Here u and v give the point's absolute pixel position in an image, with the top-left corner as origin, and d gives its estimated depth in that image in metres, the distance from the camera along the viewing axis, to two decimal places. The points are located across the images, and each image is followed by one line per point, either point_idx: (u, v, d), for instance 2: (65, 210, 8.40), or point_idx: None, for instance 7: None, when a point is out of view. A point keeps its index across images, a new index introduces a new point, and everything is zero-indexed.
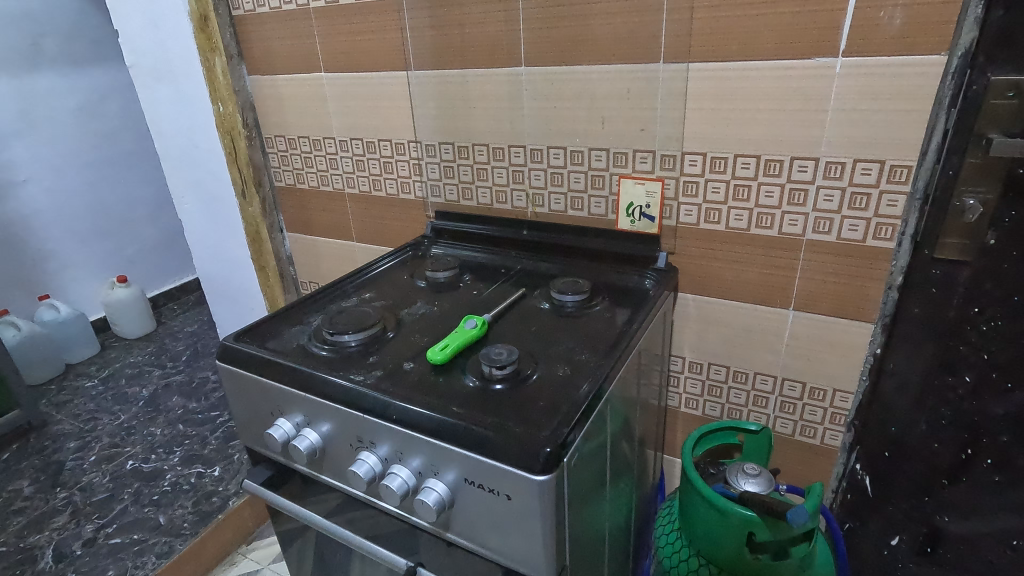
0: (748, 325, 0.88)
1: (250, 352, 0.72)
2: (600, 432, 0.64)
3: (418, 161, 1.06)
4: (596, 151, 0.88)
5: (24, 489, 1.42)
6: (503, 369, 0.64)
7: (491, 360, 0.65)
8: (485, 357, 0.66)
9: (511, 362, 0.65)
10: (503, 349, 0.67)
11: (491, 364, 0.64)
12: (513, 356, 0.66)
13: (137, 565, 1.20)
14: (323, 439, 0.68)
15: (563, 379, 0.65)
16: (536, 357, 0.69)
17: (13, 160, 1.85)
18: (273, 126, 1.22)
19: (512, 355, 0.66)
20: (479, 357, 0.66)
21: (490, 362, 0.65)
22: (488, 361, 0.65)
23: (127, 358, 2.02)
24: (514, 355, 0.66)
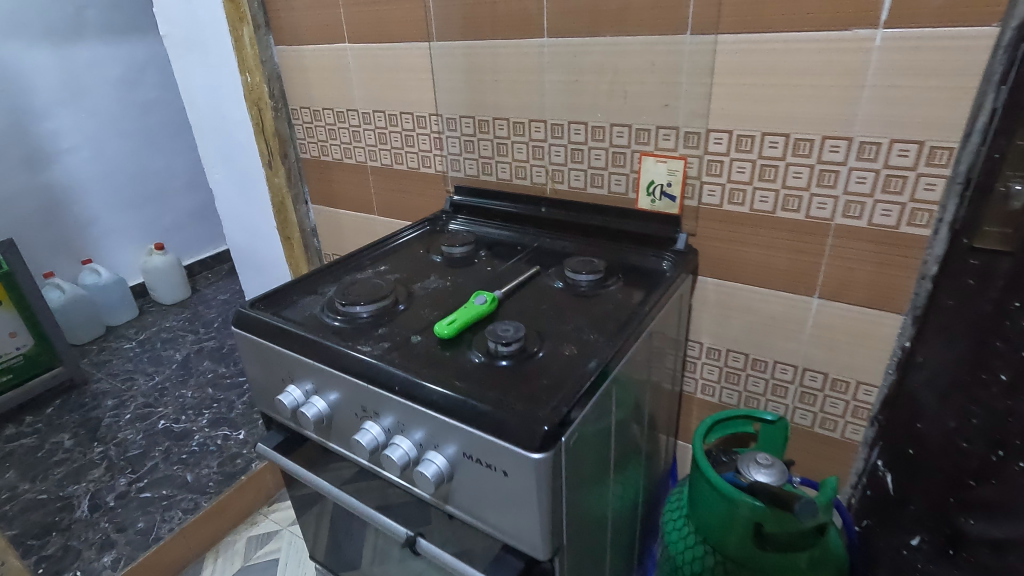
0: (770, 311, 0.85)
1: (264, 319, 0.74)
2: (605, 413, 0.63)
3: (439, 135, 1.05)
4: (618, 128, 0.86)
5: (65, 441, 1.50)
6: (508, 345, 0.64)
7: (496, 336, 0.65)
8: (492, 333, 0.66)
9: (516, 340, 0.64)
10: (511, 325, 0.67)
11: (497, 341, 0.64)
12: (520, 333, 0.65)
13: (164, 518, 1.25)
14: (331, 407, 0.69)
15: (570, 359, 0.64)
16: (545, 335, 0.68)
17: (58, 129, 1.92)
18: (298, 97, 1.22)
19: (519, 332, 0.65)
20: (486, 334, 0.66)
21: (496, 338, 0.64)
22: (493, 337, 0.64)
23: (162, 323, 2.10)
24: (521, 332, 0.66)
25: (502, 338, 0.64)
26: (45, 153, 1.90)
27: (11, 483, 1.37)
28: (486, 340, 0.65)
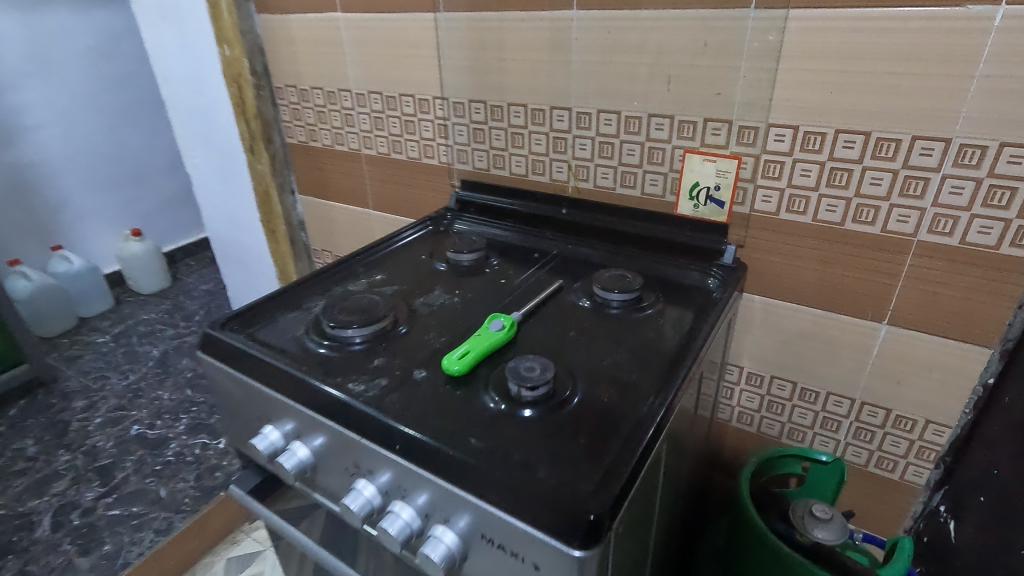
0: (826, 336, 0.73)
1: (236, 344, 0.61)
2: (652, 476, 0.51)
3: (444, 122, 0.92)
4: (657, 119, 0.73)
5: (29, 448, 1.38)
6: (534, 390, 0.52)
7: (521, 376, 0.53)
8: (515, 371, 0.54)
9: (546, 385, 0.52)
10: (539, 362, 0.55)
11: (522, 383, 0.52)
12: (548, 373, 0.53)
13: (134, 540, 1.14)
14: (315, 455, 0.57)
15: (607, 407, 0.52)
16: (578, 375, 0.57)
17: (26, 103, 1.76)
18: (283, 73, 1.08)
19: (550, 372, 0.53)
20: (506, 371, 0.54)
21: (521, 378, 0.52)
22: (517, 377, 0.53)
23: (140, 315, 1.97)
24: (549, 371, 0.54)
25: (528, 380, 0.52)
26: (9, 130, 1.74)
27: None
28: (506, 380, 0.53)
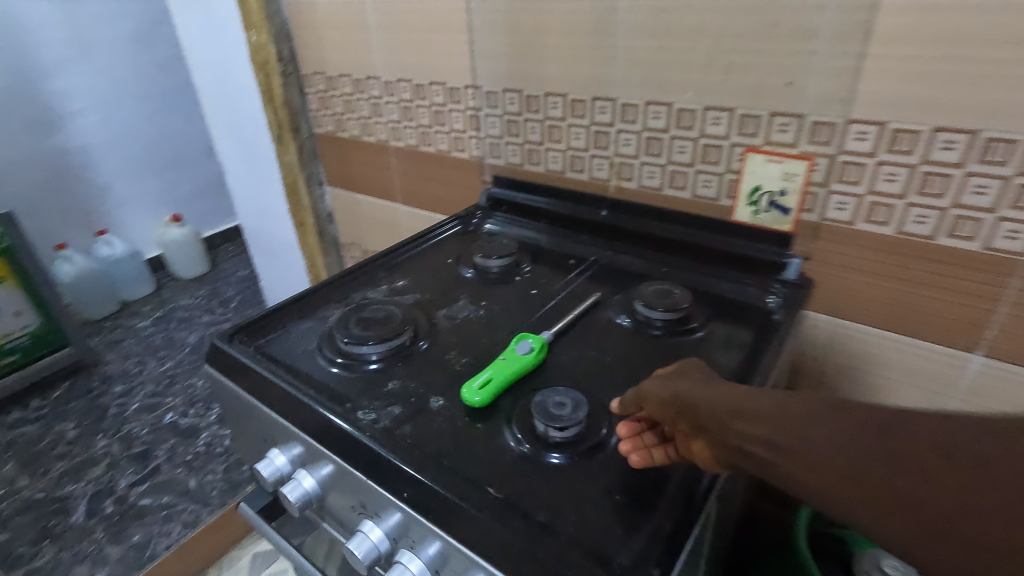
0: (904, 365, 0.63)
1: (243, 359, 0.57)
2: (700, 544, 0.43)
3: (476, 113, 0.85)
4: (715, 112, 0.64)
5: (69, 432, 1.42)
6: (564, 431, 0.46)
7: (549, 414, 0.46)
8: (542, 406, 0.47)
9: (578, 425, 0.46)
10: (569, 394, 0.48)
11: (550, 422, 0.46)
12: (581, 412, 0.46)
13: (162, 532, 1.15)
14: (321, 486, 0.52)
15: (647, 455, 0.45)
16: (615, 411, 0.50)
17: (68, 89, 1.78)
18: (310, 60, 1.03)
19: (581, 408, 0.47)
20: (531, 406, 0.47)
21: (548, 417, 0.46)
22: (544, 415, 0.46)
23: (179, 300, 2.00)
24: (582, 409, 0.47)
25: (557, 418, 0.46)
26: (53, 116, 1.77)
27: (9, 477, 1.29)
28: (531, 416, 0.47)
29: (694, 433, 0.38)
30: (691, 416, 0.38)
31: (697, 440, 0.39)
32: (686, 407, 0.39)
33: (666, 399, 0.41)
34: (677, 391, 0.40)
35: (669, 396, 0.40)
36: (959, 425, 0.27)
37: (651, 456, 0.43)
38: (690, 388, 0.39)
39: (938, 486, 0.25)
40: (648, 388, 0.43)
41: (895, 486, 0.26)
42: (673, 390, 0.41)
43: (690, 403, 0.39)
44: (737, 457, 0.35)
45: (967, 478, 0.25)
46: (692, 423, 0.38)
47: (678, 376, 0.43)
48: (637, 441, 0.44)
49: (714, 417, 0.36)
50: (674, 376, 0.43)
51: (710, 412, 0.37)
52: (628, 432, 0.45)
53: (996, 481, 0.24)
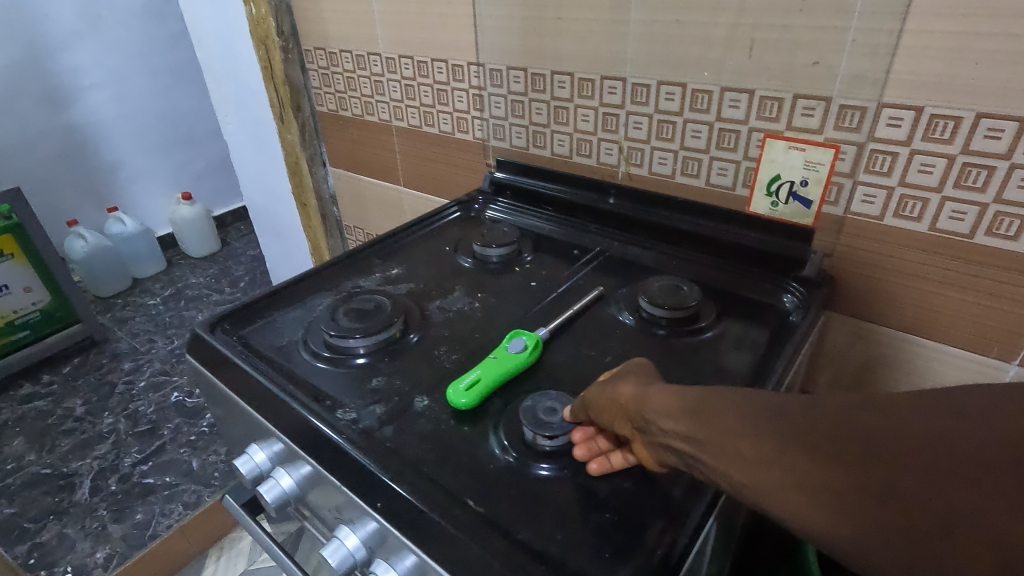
0: (932, 372, 0.58)
1: (223, 350, 0.55)
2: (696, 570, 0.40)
3: (479, 92, 0.81)
4: (733, 94, 0.59)
5: (77, 408, 1.43)
6: (554, 439, 0.43)
7: (538, 420, 0.44)
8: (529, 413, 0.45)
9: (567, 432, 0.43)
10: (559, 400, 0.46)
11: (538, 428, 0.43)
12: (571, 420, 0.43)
13: (164, 512, 1.15)
14: (299, 487, 0.50)
15: (640, 471, 0.42)
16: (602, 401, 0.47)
17: (79, 64, 1.77)
18: (312, 34, 0.99)
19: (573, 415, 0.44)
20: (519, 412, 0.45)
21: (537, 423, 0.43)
22: (532, 422, 0.44)
23: (189, 279, 2.00)
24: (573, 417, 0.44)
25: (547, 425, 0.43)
26: (64, 91, 1.76)
27: (18, 451, 1.31)
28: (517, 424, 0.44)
29: (631, 436, 0.37)
30: (623, 418, 0.38)
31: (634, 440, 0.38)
32: (622, 408, 0.38)
33: (603, 402, 0.39)
34: (612, 392, 0.39)
35: (602, 395, 0.39)
36: (880, 410, 0.26)
37: (610, 465, 0.41)
38: (623, 387, 0.38)
39: (867, 482, 0.25)
40: (588, 392, 0.41)
41: (832, 484, 0.26)
42: (609, 396, 0.39)
43: (626, 405, 0.37)
44: (673, 456, 0.34)
45: (894, 467, 0.24)
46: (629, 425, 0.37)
47: (616, 374, 0.41)
48: (593, 451, 0.42)
49: (647, 420, 0.35)
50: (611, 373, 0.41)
51: (642, 414, 0.36)
52: (584, 440, 0.42)
53: (902, 466, 0.24)
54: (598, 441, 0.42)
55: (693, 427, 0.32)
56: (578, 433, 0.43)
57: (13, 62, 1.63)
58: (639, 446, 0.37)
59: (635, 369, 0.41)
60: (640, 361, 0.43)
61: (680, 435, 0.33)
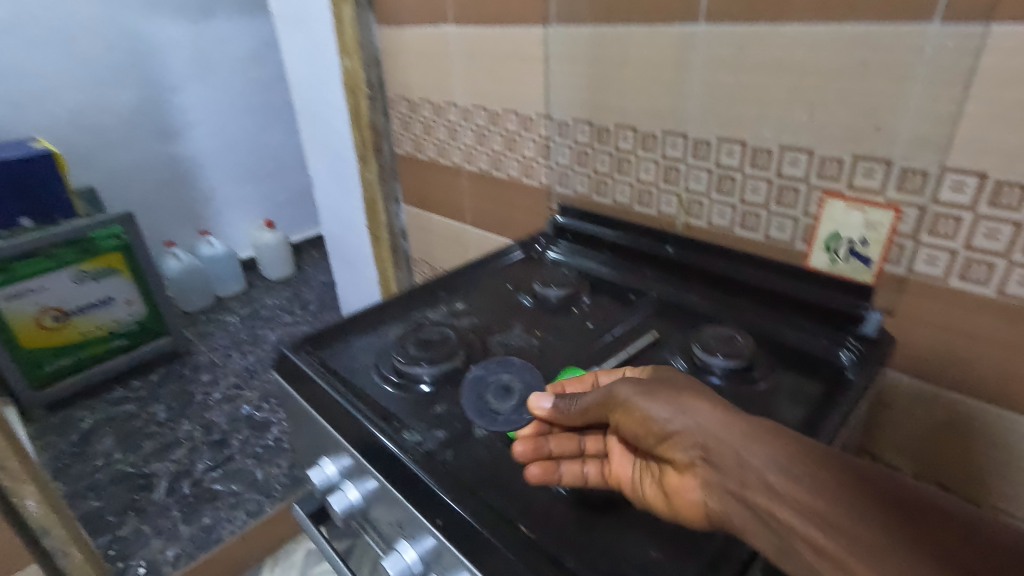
0: (1007, 445, 0.55)
1: (306, 370, 0.61)
2: None
3: (547, 141, 0.86)
4: (792, 153, 0.61)
5: (160, 414, 1.56)
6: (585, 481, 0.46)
7: (486, 406, 0.54)
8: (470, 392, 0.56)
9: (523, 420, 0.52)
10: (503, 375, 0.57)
11: (490, 419, 0.53)
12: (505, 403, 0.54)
13: (228, 518, 1.23)
14: (365, 500, 0.55)
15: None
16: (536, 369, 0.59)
17: (189, 104, 1.99)
18: (396, 85, 1.08)
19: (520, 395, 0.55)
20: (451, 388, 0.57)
21: (487, 410, 0.54)
22: (478, 406, 0.54)
23: (266, 300, 2.15)
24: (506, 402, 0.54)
25: (496, 412, 0.53)
26: (174, 127, 1.98)
27: (108, 450, 1.45)
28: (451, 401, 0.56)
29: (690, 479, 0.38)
30: (691, 443, 0.38)
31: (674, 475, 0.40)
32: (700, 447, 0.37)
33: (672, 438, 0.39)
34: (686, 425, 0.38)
35: (674, 426, 0.39)
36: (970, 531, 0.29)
37: (566, 477, 0.45)
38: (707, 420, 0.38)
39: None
40: (630, 403, 0.42)
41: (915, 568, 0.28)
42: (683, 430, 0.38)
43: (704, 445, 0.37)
44: (746, 512, 0.35)
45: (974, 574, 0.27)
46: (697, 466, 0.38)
47: (666, 390, 0.41)
48: (540, 456, 0.47)
49: (732, 472, 0.36)
50: (659, 389, 0.41)
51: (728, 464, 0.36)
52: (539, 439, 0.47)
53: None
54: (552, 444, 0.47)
55: (797, 488, 0.33)
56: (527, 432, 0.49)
57: (135, 103, 1.87)
58: (691, 485, 0.38)
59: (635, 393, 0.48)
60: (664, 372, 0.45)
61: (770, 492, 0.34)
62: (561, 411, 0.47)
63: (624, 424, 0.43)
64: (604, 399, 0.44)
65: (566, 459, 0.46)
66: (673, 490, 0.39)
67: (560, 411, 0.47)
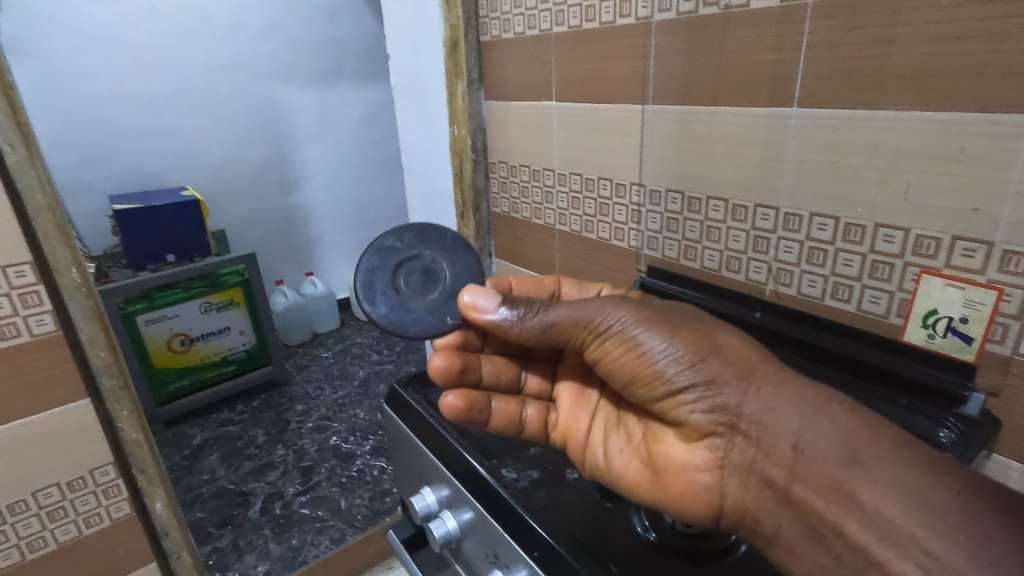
0: None
1: (416, 406, 0.69)
2: None
3: (638, 208, 0.91)
4: (887, 230, 0.63)
5: (258, 437, 1.70)
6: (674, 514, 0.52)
7: (396, 299, 0.57)
8: (371, 281, 0.57)
9: (438, 323, 0.57)
10: (422, 262, 0.59)
11: (400, 321, 0.56)
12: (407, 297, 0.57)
13: (314, 542, 1.30)
14: (460, 529, 0.61)
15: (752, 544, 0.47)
16: (462, 261, 0.61)
17: (308, 159, 2.24)
18: (498, 151, 1.19)
19: (437, 292, 0.59)
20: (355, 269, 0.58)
21: (399, 309, 0.56)
22: (388, 302, 0.56)
23: (356, 338, 2.30)
24: (407, 296, 0.57)
25: (408, 311, 0.56)
26: (293, 179, 2.23)
27: (213, 466, 1.59)
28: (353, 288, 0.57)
29: (715, 468, 0.48)
30: None
31: (675, 447, 0.51)
32: (746, 427, 0.46)
33: (709, 417, 0.47)
34: (736, 408, 0.46)
35: (680, 385, 0.47)
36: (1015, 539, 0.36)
37: (497, 413, 0.59)
38: (765, 400, 0.45)
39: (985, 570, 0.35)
40: (637, 343, 0.48)
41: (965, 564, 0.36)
42: (724, 403, 0.46)
43: (749, 423, 0.46)
44: (794, 515, 0.43)
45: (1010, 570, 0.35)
46: (720, 443, 0.48)
47: (699, 350, 0.47)
48: (468, 378, 0.60)
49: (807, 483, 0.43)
50: (688, 344, 0.47)
51: (789, 460, 0.44)
52: (471, 359, 0.60)
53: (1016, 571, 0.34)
54: (486, 372, 0.61)
55: (867, 500, 0.40)
56: (446, 342, 0.59)
57: (264, 158, 2.13)
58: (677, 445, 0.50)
59: (570, 361, 0.64)
60: (668, 305, 0.52)
61: (828, 495, 0.42)
62: (505, 322, 0.50)
63: (641, 379, 0.50)
64: (612, 338, 0.49)
65: (497, 395, 0.61)
66: (667, 459, 0.50)
67: (507, 324, 0.50)
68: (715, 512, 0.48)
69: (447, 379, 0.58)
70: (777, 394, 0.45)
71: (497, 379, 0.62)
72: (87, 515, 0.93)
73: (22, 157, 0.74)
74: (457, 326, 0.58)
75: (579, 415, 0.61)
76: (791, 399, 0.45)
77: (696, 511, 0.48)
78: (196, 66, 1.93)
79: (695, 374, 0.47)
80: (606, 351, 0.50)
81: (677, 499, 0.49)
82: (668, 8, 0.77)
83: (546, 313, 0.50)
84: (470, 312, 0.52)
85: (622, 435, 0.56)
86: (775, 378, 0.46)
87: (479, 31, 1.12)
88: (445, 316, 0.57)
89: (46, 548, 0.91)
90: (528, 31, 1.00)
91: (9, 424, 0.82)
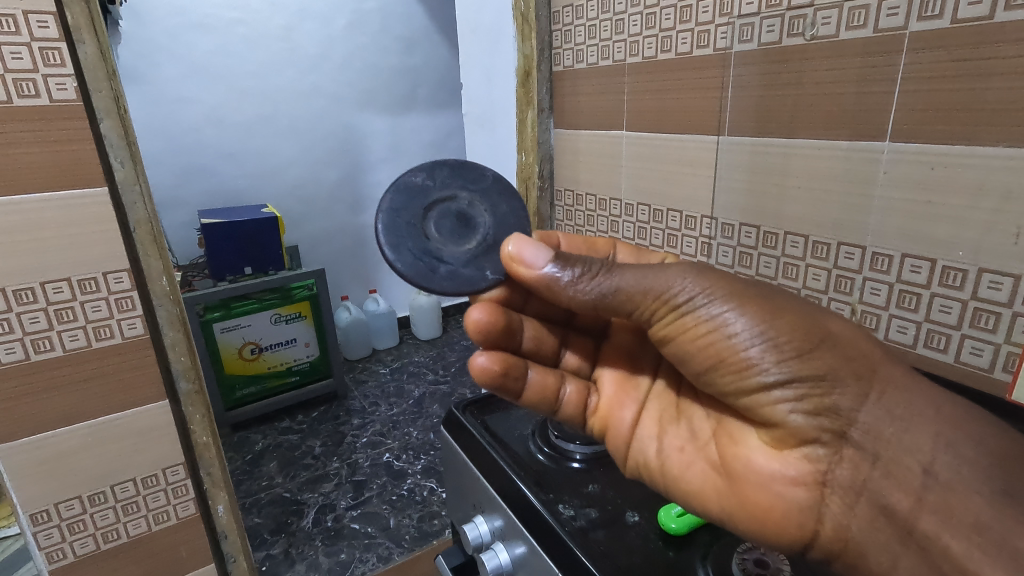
0: None
1: (472, 431, 0.69)
2: None
3: (708, 241, 0.88)
4: (993, 276, 0.58)
5: (315, 448, 1.75)
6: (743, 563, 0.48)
7: (426, 245, 0.55)
8: (398, 223, 0.55)
9: (476, 276, 0.55)
10: (457, 205, 0.57)
11: (430, 271, 0.53)
12: (437, 242, 0.55)
13: (362, 558, 1.31)
14: (514, 563, 0.59)
15: None
16: (501, 205, 0.59)
17: (379, 181, 2.34)
18: (565, 179, 1.19)
19: (473, 240, 0.57)
20: (380, 208, 0.55)
21: (430, 258, 0.54)
22: (416, 249, 0.54)
23: (413, 357, 2.33)
24: (436, 242, 0.55)
25: (439, 261, 0.54)
26: (364, 200, 2.32)
27: (272, 473, 1.64)
28: (377, 231, 0.54)
29: (815, 484, 0.45)
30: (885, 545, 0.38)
31: (760, 452, 0.48)
32: (860, 438, 0.43)
33: (813, 422, 0.44)
34: (850, 413, 0.43)
35: (772, 379, 0.44)
36: None
37: (533, 385, 0.59)
38: (889, 406, 0.42)
39: None
40: (725, 323, 0.46)
41: None
42: (833, 405, 0.43)
43: (862, 431, 0.43)
44: (916, 553, 0.41)
45: None
46: (824, 454, 0.45)
47: (809, 338, 0.44)
48: (510, 341, 0.60)
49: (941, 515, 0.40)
50: (789, 334, 0.44)
51: (918, 486, 0.41)
52: (514, 317, 0.60)
53: None
54: (526, 337, 0.62)
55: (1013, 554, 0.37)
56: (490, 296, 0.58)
57: (338, 179, 2.24)
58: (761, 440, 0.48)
59: (613, 345, 0.65)
60: (761, 282, 0.49)
61: (969, 537, 0.39)
62: (554, 279, 0.49)
63: (727, 365, 0.47)
64: (695, 315, 0.47)
65: (535, 365, 0.60)
66: (750, 465, 0.47)
67: (557, 283, 0.49)
68: (809, 536, 0.46)
69: (486, 336, 0.58)
70: (906, 401, 0.42)
71: (538, 346, 0.63)
72: (157, 512, 0.97)
73: (129, 173, 0.81)
74: (496, 282, 0.56)
75: (622, 401, 0.60)
76: (923, 411, 0.42)
77: (786, 529, 0.46)
78: (282, 92, 2.06)
79: (802, 366, 0.43)
80: (684, 328, 0.48)
81: (759, 512, 0.47)
82: (750, 39, 0.75)
83: (607, 277, 0.48)
84: (514, 263, 0.51)
85: (686, 431, 0.55)
86: (899, 382, 0.43)
87: (552, 61, 1.13)
88: (483, 269, 0.55)
89: (118, 541, 0.96)
90: (602, 62, 1.00)
91: (96, 419, 0.88)
